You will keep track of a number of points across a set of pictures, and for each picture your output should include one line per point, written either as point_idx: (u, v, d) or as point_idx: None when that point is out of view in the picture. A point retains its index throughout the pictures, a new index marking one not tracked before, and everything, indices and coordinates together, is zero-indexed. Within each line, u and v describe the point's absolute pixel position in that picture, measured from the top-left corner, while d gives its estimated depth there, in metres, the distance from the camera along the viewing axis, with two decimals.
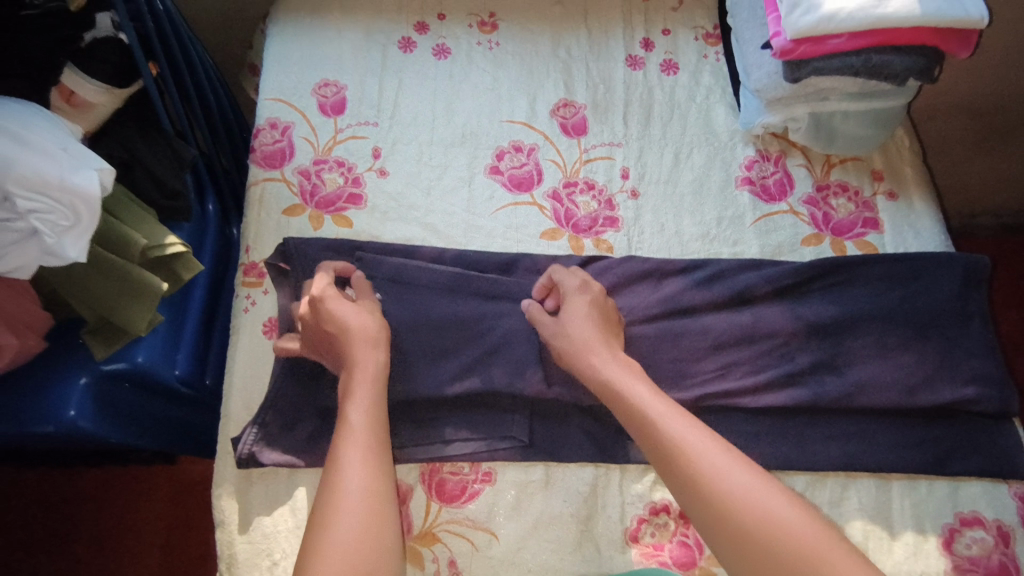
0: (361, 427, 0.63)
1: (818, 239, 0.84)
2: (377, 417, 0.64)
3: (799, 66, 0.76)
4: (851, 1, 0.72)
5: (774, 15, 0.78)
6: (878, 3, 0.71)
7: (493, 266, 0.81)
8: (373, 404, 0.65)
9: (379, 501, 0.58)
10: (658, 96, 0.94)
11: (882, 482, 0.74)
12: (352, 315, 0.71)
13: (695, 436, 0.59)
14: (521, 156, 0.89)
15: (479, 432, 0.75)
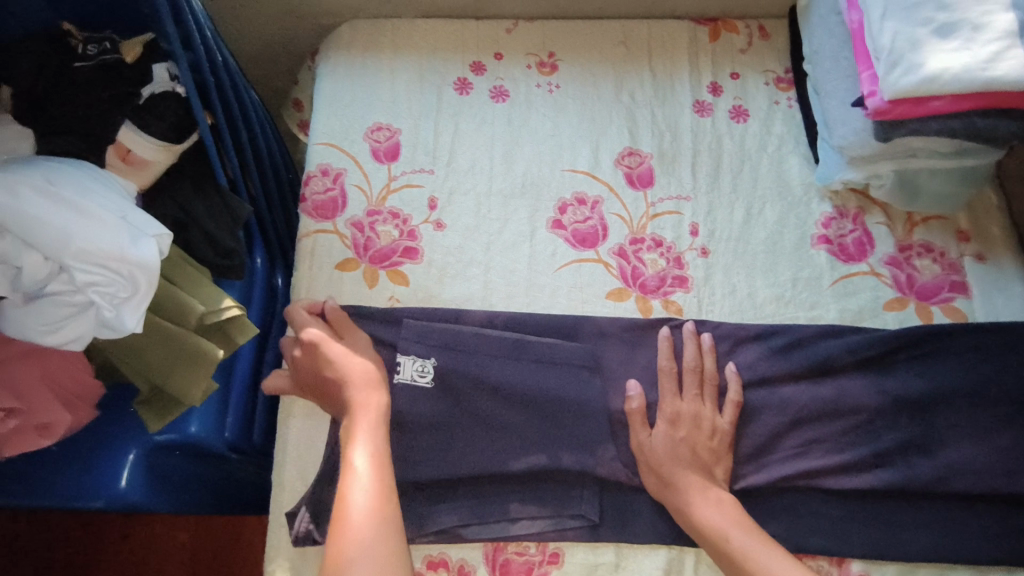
0: (365, 470, 0.62)
1: (902, 304, 0.79)
2: (378, 453, 0.64)
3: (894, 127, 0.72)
4: (957, 61, 0.67)
5: (869, 72, 0.74)
6: (986, 65, 0.66)
7: (557, 330, 0.78)
8: (376, 443, 0.65)
9: (391, 543, 0.58)
10: (728, 145, 0.89)
11: (978, 575, 0.69)
12: (350, 359, 0.71)
13: (741, 535, 0.65)
14: (585, 209, 0.85)
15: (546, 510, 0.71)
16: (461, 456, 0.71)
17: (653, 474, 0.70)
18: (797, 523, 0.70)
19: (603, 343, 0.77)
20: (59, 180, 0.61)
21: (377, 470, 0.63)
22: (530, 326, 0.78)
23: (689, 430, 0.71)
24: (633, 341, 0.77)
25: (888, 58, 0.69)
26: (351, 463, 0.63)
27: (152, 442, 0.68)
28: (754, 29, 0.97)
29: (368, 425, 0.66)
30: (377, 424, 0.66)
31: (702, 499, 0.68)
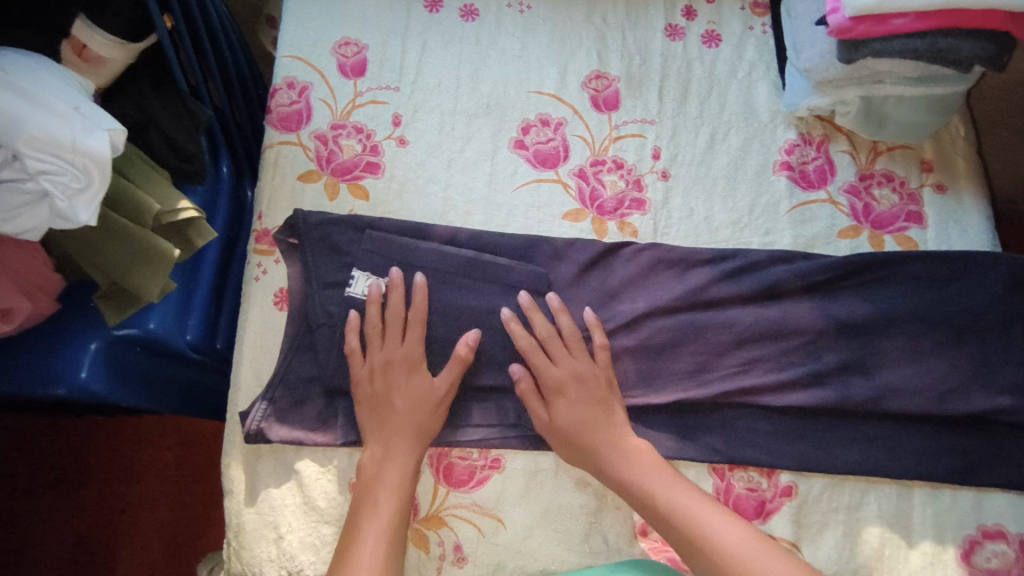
0: (390, 440, 0.70)
1: (856, 232, 0.80)
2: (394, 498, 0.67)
3: (857, 47, 0.72)
4: None
5: None
6: None
7: (511, 249, 0.79)
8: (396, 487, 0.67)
9: (399, 510, 0.66)
10: (697, 71, 0.88)
11: (903, 490, 0.71)
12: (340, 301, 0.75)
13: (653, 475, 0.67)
14: (547, 131, 0.86)
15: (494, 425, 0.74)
16: (410, 368, 0.73)
17: (564, 446, 0.71)
18: (733, 437, 0.73)
19: (554, 265, 0.78)
20: (11, 69, 0.61)
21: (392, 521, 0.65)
22: (485, 243, 0.79)
23: (576, 393, 0.71)
24: (585, 263, 0.78)
25: None
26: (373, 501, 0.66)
27: (112, 335, 0.71)
28: None
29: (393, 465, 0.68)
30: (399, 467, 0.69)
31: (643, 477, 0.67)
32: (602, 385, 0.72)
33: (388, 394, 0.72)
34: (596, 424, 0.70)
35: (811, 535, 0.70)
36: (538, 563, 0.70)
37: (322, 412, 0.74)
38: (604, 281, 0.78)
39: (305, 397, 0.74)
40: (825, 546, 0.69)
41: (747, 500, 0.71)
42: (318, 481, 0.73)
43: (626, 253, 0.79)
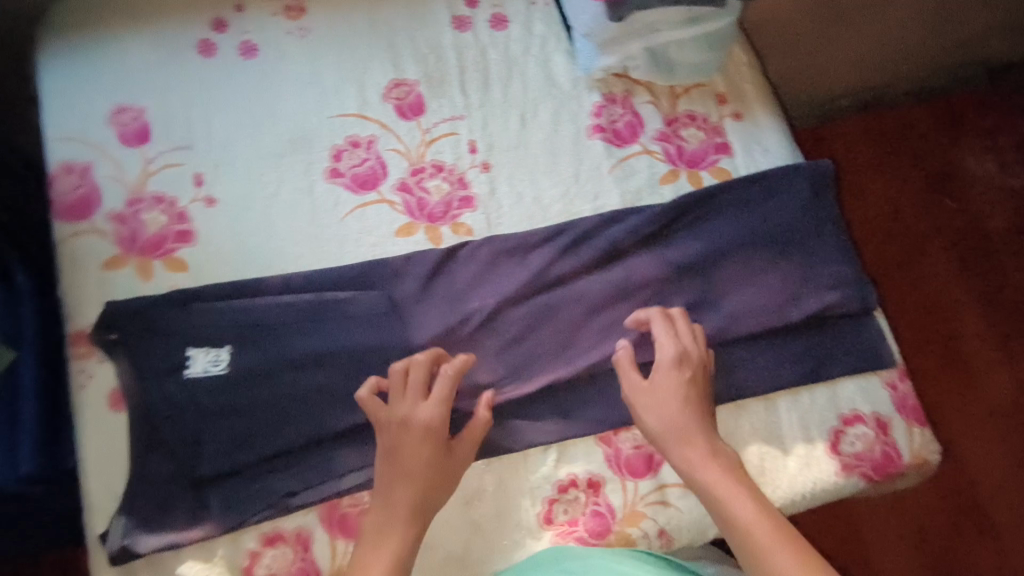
0: (392, 506, 0.65)
1: (674, 176, 0.84)
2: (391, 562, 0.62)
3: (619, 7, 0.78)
4: None
5: None
6: None
7: (350, 281, 0.78)
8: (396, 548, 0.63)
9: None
10: (493, 56, 0.88)
11: (769, 404, 0.76)
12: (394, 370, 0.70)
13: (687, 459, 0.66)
14: (360, 152, 0.83)
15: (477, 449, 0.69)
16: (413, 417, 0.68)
17: (678, 450, 0.66)
18: (608, 403, 0.76)
19: (397, 282, 0.78)
20: None
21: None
22: (322, 283, 0.77)
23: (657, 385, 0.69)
24: (426, 275, 0.78)
25: None
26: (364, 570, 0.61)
27: None
28: None
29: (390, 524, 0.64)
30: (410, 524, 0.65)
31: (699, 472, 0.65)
32: (683, 370, 0.70)
33: (434, 443, 0.67)
34: (677, 427, 0.67)
35: None
36: None
37: (192, 506, 0.69)
38: (451, 286, 0.78)
39: (168, 497, 0.69)
40: None
41: (635, 458, 0.75)
42: None
43: (467, 254, 0.79)
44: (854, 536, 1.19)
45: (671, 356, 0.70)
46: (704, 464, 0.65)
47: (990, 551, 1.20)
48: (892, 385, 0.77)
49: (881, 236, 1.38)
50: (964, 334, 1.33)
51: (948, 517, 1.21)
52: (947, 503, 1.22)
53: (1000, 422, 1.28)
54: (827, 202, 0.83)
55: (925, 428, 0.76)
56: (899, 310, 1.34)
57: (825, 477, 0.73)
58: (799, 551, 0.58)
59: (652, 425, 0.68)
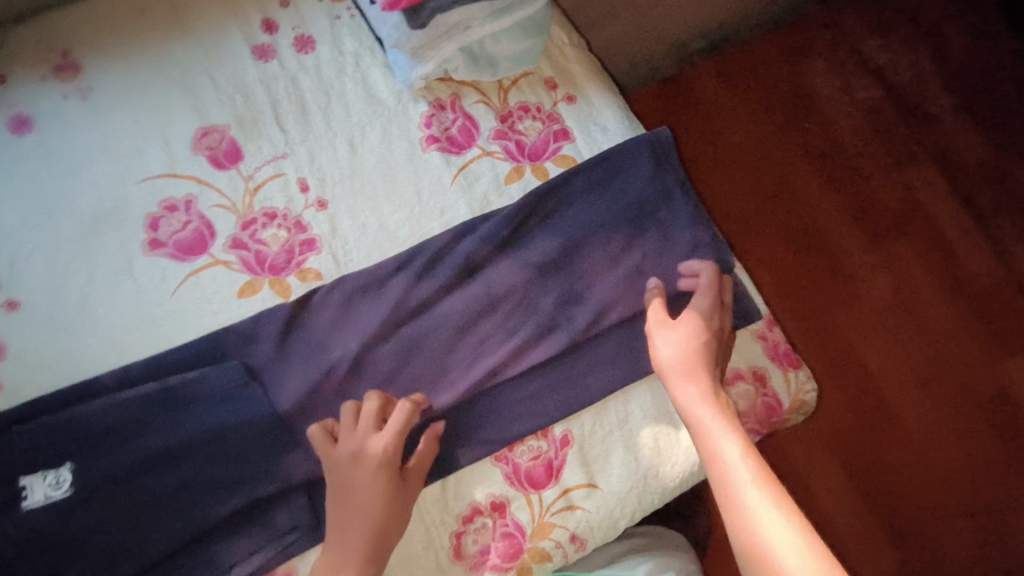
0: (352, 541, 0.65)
1: (519, 173, 0.81)
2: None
3: (416, 12, 0.73)
4: None
5: None
6: None
7: (194, 359, 0.71)
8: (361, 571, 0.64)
9: None
10: (306, 83, 0.81)
11: (652, 383, 0.77)
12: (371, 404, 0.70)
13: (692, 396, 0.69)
14: (179, 215, 0.75)
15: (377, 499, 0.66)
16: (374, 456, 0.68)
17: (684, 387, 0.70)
18: (498, 422, 0.74)
19: (250, 349, 0.72)
20: None
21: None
22: (164, 369, 0.70)
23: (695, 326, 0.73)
24: (280, 334, 0.73)
25: None
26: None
27: None
28: None
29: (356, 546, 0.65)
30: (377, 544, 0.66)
31: (701, 409, 0.68)
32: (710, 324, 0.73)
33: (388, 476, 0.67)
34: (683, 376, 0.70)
35: (599, 467, 0.74)
36: None
37: None
38: (310, 339, 0.73)
39: None
40: (615, 468, 0.74)
41: (535, 469, 0.74)
42: None
43: (321, 302, 0.74)
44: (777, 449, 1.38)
45: (702, 308, 0.74)
46: (701, 401, 0.68)
47: (892, 432, 1.39)
48: (763, 336, 0.80)
49: (750, 171, 1.53)
50: (841, 244, 1.49)
51: (851, 410, 1.40)
52: (851, 399, 1.41)
53: (884, 318, 1.44)
54: (672, 169, 0.82)
55: (798, 371, 0.80)
56: (777, 234, 1.50)
57: None
58: (776, 487, 0.62)
59: (671, 361, 0.71)
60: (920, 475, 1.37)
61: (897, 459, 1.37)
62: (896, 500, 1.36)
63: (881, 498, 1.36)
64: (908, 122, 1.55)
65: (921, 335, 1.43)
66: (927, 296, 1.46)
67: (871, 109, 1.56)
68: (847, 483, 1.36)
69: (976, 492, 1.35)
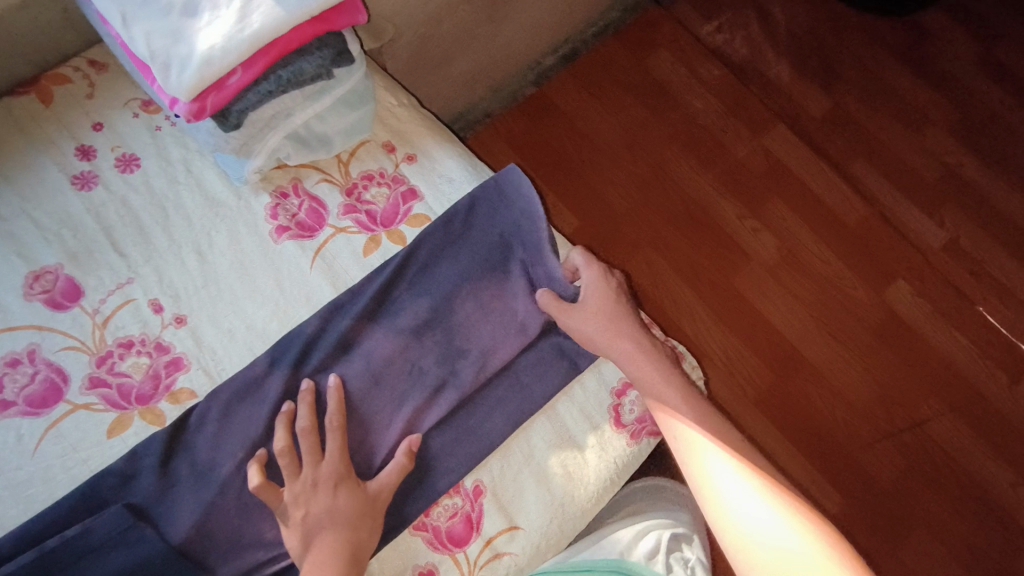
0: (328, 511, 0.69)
1: (377, 241, 0.82)
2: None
3: (224, 115, 0.72)
4: (216, 35, 0.67)
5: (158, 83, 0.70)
6: (240, 27, 0.67)
7: (74, 512, 0.67)
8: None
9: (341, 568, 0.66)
10: (138, 201, 0.80)
11: (550, 412, 0.79)
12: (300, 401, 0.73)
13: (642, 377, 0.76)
14: (24, 368, 0.71)
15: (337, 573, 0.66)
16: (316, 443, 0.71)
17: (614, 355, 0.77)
18: (407, 493, 0.74)
19: (130, 487, 0.69)
20: None
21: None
22: (39, 532, 0.66)
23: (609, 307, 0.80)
24: (160, 462, 0.70)
25: (158, 63, 0.67)
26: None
27: None
28: (84, 66, 0.84)
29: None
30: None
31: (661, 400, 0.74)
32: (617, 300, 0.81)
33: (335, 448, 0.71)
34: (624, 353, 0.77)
35: (516, 508, 0.75)
36: None
37: None
38: (194, 460, 0.71)
39: None
40: (531, 503, 0.76)
41: (455, 527, 0.74)
42: None
43: (198, 420, 0.72)
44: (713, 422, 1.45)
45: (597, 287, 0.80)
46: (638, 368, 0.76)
47: (810, 378, 1.47)
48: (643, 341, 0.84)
49: (622, 161, 1.61)
50: (721, 211, 1.58)
51: (767, 365, 1.48)
52: (765, 356, 1.49)
53: (777, 272, 1.54)
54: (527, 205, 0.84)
55: None
56: (659, 213, 1.57)
57: (619, 452, 0.79)
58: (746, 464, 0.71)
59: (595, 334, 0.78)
60: (841, 411, 1.46)
61: (817, 398, 1.46)
62: (823, 435, 1.44)
63: (814, 442, 1.44)
64: (751, 89, 1.67)
65: (814, 283, 1.53)
66: (809, 244, 1.56)
67: (718, 82, 1.67)
68: (779, 434, 1.44)
69: (894, 416, 1.45)
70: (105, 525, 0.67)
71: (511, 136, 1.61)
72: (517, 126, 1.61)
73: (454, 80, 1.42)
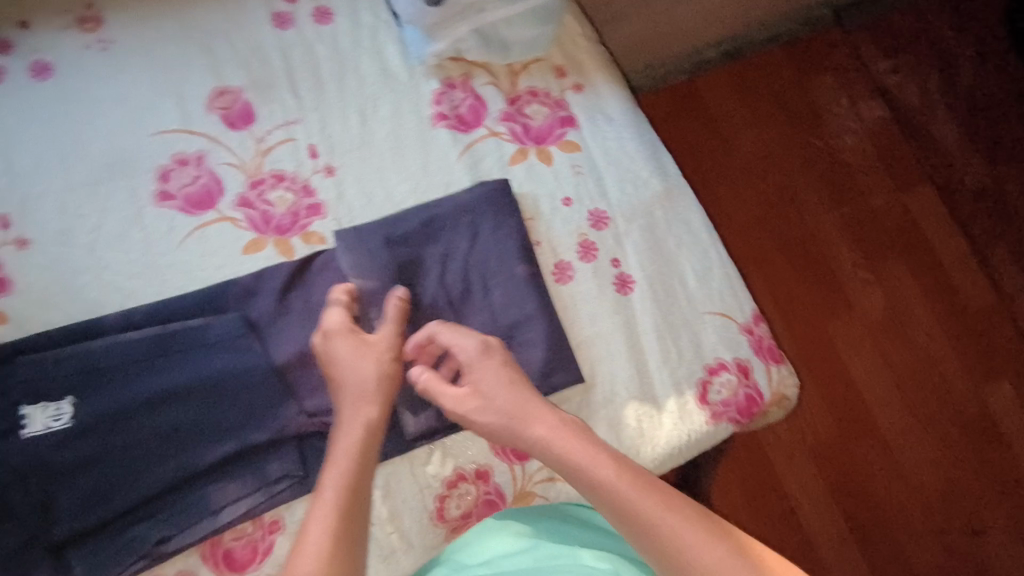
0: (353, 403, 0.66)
1: (524, 155, 0.84)
2: (336, 513, 0.58)
3: None
4: None
5: None
6: None
7: (198, 307, 0.73)
8: (344, 492, 0.60)
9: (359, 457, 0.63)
10: (322, 52, 0.84)
11: (641, 367, 0.79)
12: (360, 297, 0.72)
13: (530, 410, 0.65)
14: (189, 170, 0.77)
15: (373, 434, 0.65)
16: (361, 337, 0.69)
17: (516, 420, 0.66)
18: None
19: (250, 303, 0.74)
20: None
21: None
22: (167, 314, 0.72)
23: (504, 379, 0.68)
24: (281, 289, 0.75)
25: None
26: (295, 556, 0.55)
27: None
28: None
29: (340, 465, 0.62)
30: (366, 466, 0.63)
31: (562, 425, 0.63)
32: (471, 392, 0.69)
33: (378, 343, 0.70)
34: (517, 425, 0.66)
35: None
36: None
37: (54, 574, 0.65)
38: (310, 298, 0.75)
39: None
40: None
41: None
42: None
43: (323, 264, 0.76)
44: (756, 453, 1.34)
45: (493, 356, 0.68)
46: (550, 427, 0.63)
47: (876, 448, 1.36)
48: (749, 330, 0.83)
49: (753, 173, 1.50)
50: (836, 255, 1.47)
51: (836, 423, 1.37)
52: (836, 413, 1.38)
53: (875, 333, 1.43)
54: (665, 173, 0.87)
55: (781, 366, 0.83)
56: (773, 237, 1.47)
57: (696, 427, 0.78)
58: (658, 492, 0.58)
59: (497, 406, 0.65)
60: (898, 493, 1.35)
61: (876, 471, 1.35)
62: (870, 510, 1.33)
63: (861, 516, 1.33)
64: (910, 140, 1.55)
65: (911, 355, 1.42)
66: (918, 314, 1.45)
67: (876, 122, 1.55)
68: (824, 496, 1.33)
69: (951, 515, 1.34)
70: (222, 327, 0.72)
71: (662, 112, 1.52)
72: (669, 106, 1.53)
73: (639, 33, 1.35)
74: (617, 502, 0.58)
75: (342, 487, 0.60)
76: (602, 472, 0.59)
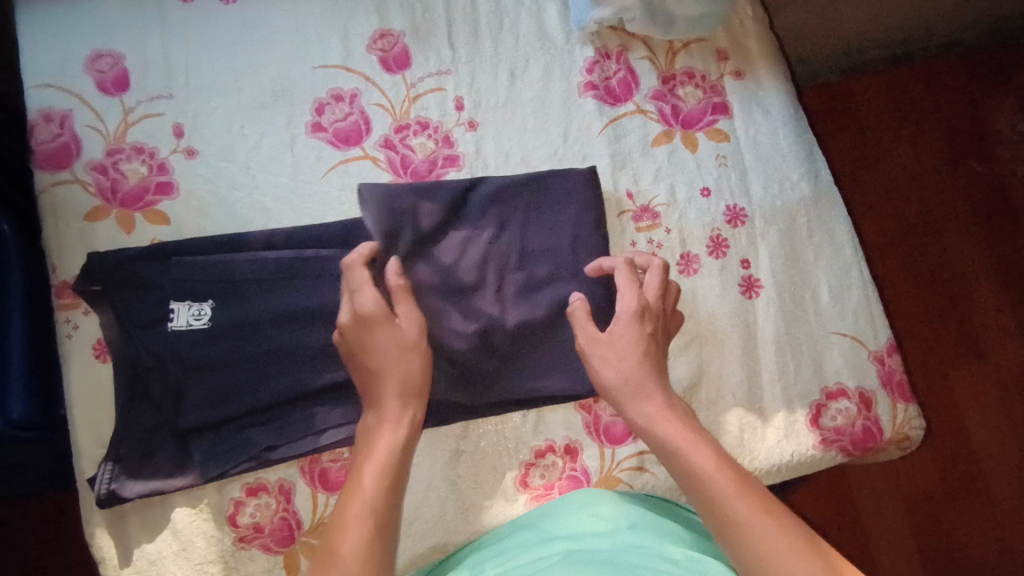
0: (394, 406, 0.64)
1: (668, 136, 0.81)
2: (373, 514, 0.58)
3: None
4: None
5: None
6: None
7: (331, 239, 0.76)
8: (370, 518, 0.58)
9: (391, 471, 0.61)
10: (484, 6, 0.84)
11: (753, 376, 0.76)
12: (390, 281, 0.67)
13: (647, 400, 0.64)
14: (343, 106, 0.80)
15: (413, 434, 0.64)
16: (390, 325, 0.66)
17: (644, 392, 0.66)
18: None
19: None
20: None
21: (361, 558, 0.55)
22: (303, 240, 0.76)
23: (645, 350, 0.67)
24: None
25: None
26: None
27: None
28: None
29: (368, 485, 0.60)
30: (396, 488, 0.61)
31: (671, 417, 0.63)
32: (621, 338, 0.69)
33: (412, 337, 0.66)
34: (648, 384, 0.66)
35: None
36: (432, 541, 0.71)
37: (176, 458, 0.71)
38: None
39: (152, 448, 0.71)
40: None
41: (614, 425, 0.75)
42: (193, 523, 0.71)
43: None
44: (844, 483, 1.24)
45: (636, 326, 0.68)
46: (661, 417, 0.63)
47: (978, 510, 1.24)
48: (880, 360, 0.76)
49: (906, 191, 1.36)
50: (980, 296, 1.33)
51: (941, 475, 1.25)
52: (944, 465, 1.26)
53: (1006, 390, 1.29)
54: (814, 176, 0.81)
55: (909, 405, 0.76)
56: (914, 265, 1.34)
57: (802, 449, 0.74)
58: (756, 497, 0.56)
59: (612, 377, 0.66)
60: (997, 565, 1.22)
61: (977, 536, 1.23)
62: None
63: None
64: None
65: None
66: None
67: None
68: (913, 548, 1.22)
69: None
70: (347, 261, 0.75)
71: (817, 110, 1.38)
72: (824, 104, 1.39)
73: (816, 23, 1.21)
74: (706, 491, 0.57)
75: (371, 508, 0.58)
76: (700, 460, 0.59)
